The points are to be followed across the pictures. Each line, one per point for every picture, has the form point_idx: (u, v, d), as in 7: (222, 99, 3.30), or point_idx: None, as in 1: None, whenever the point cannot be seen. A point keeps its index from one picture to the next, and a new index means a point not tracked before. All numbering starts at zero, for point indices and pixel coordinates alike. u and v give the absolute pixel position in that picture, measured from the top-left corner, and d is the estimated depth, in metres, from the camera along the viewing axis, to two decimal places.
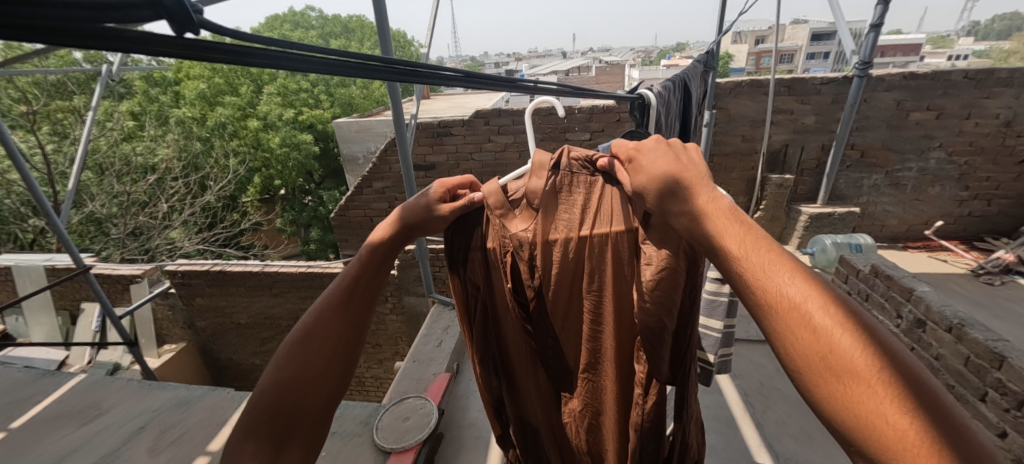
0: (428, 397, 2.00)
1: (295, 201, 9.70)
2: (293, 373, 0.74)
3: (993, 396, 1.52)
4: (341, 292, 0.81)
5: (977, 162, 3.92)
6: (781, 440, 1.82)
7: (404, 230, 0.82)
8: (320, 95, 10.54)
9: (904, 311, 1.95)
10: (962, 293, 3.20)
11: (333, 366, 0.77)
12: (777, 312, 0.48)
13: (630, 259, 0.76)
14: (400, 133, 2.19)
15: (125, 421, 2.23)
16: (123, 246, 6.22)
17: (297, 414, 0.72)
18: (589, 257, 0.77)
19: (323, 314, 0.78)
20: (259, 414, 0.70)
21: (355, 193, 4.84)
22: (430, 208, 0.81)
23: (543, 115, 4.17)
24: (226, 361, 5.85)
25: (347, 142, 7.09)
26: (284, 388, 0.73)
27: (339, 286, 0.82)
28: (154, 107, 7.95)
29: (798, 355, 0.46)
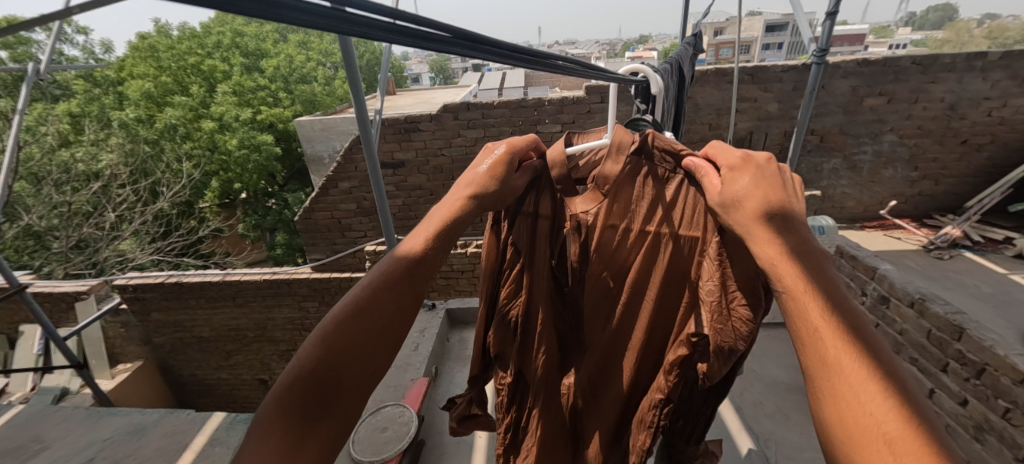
0: (407, 404, 1.91)
1: (258, 204, 9.21)
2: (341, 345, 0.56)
3: (954, 367, 1.62)
4: (397, 269, 0.65)
5: (924, 144, 4.16)
6: (760, 421, 1.86)
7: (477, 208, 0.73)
8: (280, 92, 10.01)
9: (869, 289, 2.03)
10: (915, 268, 3.41)
11: (382, 348, 0.60)
12: (825, 363, 0.44)
13: (686, 260, 0.79)
14: (365, 129, 2.05)
15: (69, 456, 1.94)
16: (67, 260, 5.66)
17: (335, 382, 0.55)
18: (644, 248, 0.81)
19: (380, 292, 0.62)
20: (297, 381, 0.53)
21: (320, 194, 4.62)
22: (506, 186, 0.76)
23: (514, 108, 4.10)
24: (189, 377, 5.50)
25: (311, 142, 6.77)
26: (320, 359, 0.55)
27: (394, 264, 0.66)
28: (92, 108, 7.30)
29: (833, 411, 0.43)
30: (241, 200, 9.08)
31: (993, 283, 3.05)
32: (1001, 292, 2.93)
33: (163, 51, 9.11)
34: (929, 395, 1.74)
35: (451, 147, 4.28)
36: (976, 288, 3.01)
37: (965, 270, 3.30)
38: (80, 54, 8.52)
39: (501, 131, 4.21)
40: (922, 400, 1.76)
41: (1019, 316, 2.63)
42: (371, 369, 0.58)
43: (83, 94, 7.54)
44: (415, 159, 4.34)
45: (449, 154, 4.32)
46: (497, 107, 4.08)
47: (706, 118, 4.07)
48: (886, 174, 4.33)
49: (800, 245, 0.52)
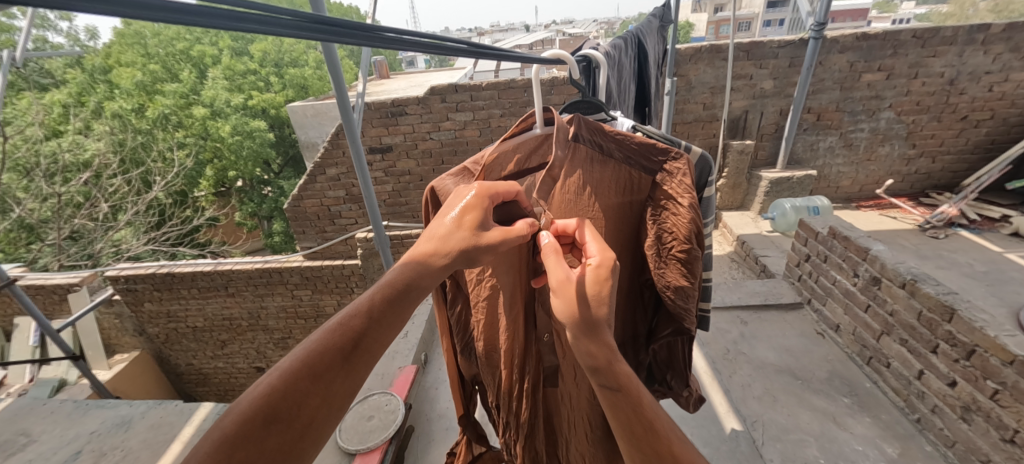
0: (395, 392, 1.89)
1: (252, 192, 9.04)
2: (291, 378, 0.49)
3: (944, 348, 1.58)
4: (359, 309, 0.56)
5: (923, 120, 4.09)
6: (747, 403, 1.85)
7: (444, 251, 0.60)
8: (270, 76, 9.73)
9: (860, 270, 2.00)
10: (909, 247, 3.39)
11: (337, 386, 0.51)
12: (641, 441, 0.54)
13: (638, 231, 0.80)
14: (346, 114, 1.96)
15: (58, 448, 1.92)
16: (62, 252, 5.58)
17: (296, 410, 0.48)
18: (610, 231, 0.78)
19: (332, 332, 0.53)
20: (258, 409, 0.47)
21: (307, 181, 4.53)
22: (462, 229, 0.60)
23: (503, 89, 3.97)
24: (186, 366, 5.54)
25: (303, 128, 6.60)
26: (280, 395, 0.48)
27: (358, 306, 0.56)
28: (84, 98, 7.07)
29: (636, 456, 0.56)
30: (235, 189, 8.84)
31: (985, 261, 3.04)
32: (994, 271, 2.91)
33: (150, 39, 9.19)
34: (918, 376, 1.71)
35: (439, 130, 4.18)
36: (969, 267, 2.99)
37: (959, 249, 3.27)
38: (64, 42, 8.26)
39: (490, 113, 4.09)
40: (911, 381, 1.74)
41: (1010, 294, 2.62)
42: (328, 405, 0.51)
43: (72, 83, 7.26)
44: (403, 143, 4.24)
45: (437, 138, 4.22)
46: (486, 88, 3.94)
47: (700, 97, 3.97)
48: (883, 152, 4.26)
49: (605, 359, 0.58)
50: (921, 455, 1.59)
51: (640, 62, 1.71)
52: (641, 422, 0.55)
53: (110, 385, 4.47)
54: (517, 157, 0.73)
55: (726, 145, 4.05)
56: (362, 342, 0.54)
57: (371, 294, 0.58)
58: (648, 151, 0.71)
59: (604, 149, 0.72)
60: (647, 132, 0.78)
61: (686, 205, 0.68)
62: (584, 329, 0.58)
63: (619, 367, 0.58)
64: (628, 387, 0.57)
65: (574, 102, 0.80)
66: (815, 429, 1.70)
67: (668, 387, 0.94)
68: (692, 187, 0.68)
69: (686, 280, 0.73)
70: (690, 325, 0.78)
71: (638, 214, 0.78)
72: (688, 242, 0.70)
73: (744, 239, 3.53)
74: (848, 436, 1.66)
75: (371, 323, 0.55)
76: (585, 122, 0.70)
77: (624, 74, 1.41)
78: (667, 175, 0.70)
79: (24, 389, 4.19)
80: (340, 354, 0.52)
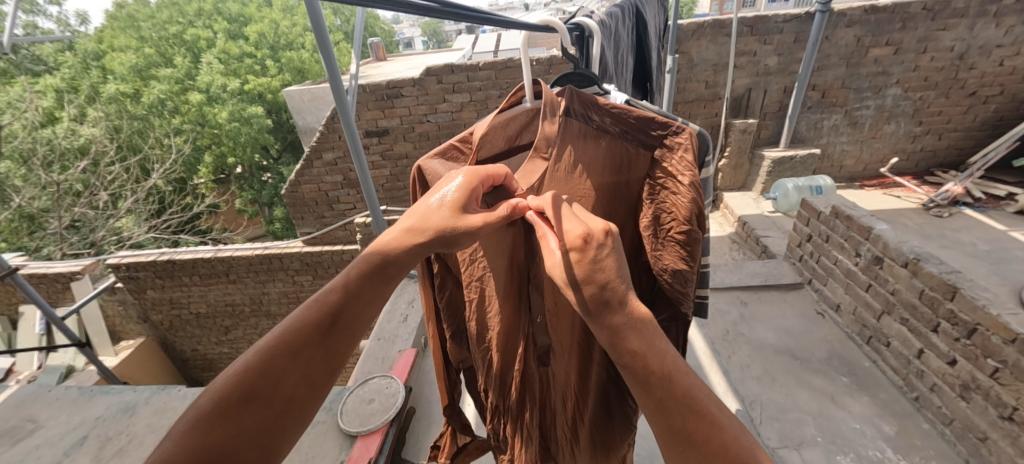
0: (394, 375, 1.89)
1: (252, 179, 8.96)
2: (267, 352, 0.46)
3: (945, 327, 1.56)
4: (337, 290, 0.52)
5: (930, 97, 3.99)
6: (746, 383, 1.86)
7: (426, 232, 0.54)
8: (265, 60, 9.52)
9: (862, 250, 1.97)
10: (912, 226, 3.36)
11: (315, 364, 0.48)
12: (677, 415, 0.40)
13: (634, 207, 0.75)
14: (341, 99, 1.90)
15: (64, 434, 1.92)
16: (64, 241, 5.58)
17: (268, 385, 0.45)
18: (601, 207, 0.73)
19: (309, 313, 0.50)
20: (232, 384, 0.44)
21: (303, 167, 4.48)
22: (444, 208, 0.54)
23: (500, 69, 3.87)
24: (191, 352, 5.63)
25: (300, 114, 6.50)
26: (255, 371, 0.45)
27: (335, 287, 0.52)
28: (78, 83, 6.96)
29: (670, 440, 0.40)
30: (235, 176, 8.77)
31: (989, 240, 3.01)
32: (997, 250, 2.88)
33: (143, 23, 8.99)
34: (917, 355, 1.71)
35: (436, 112, 4.10)
36: (972, 246, 2.97)
37: (963, 227, 3.24)
38: (55, 27, 8.09)
39: (487, 94, 4.01)
40: (911, 360, 1.74)
41: (1013, 273, 2.60)
42: (306, 381, 0.47)
43: (65, 68, 7.12)
44: (400, 126, 4.17)
45: (434, 120, 4.15)
46: (483, 68, 3.84)
47: (702, 75, 3.87)
48: (888, 129, 4.18)
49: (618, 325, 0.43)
50: (918, 433, 1.60)
51: (640, 35, 1.64)
52: (653, 397, 0.41)
53: (117, 371, 4.53)
54: (506, 135, 0.70)
55: (727, 123, 3.97)
56: (339, 318, 0.51)
57: (347, 274, 0.54)
58: (646, 125, 0.67)
59: (597, 124, 0.68)
60: (641, 106, 0.73)
61: (687, 183, 0.65)
62: (593, 303, 0.45)
63: (635, 330, 0.43)
64: (638, 357, 0.42)
65: (567, 74, 0.76)
66: (812, 408, 1.71)
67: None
68: (693, 163, 0.64)
69: (685, 263, 0.70)
70: (687, 310, 0.75)
71: (635, 193, 0.74)
72: (688, 222, 0.67)
73: (745, 220, 3.50)
74: (845, 415, 1.68)
75: (349, 301, 0.51)
76: (577, 95, 0.66)
77: (621, 45, 1.35)
78: (666, 150, 0.67)
79: (33, 376, 4.24)
80: (317, 331, 0.49)
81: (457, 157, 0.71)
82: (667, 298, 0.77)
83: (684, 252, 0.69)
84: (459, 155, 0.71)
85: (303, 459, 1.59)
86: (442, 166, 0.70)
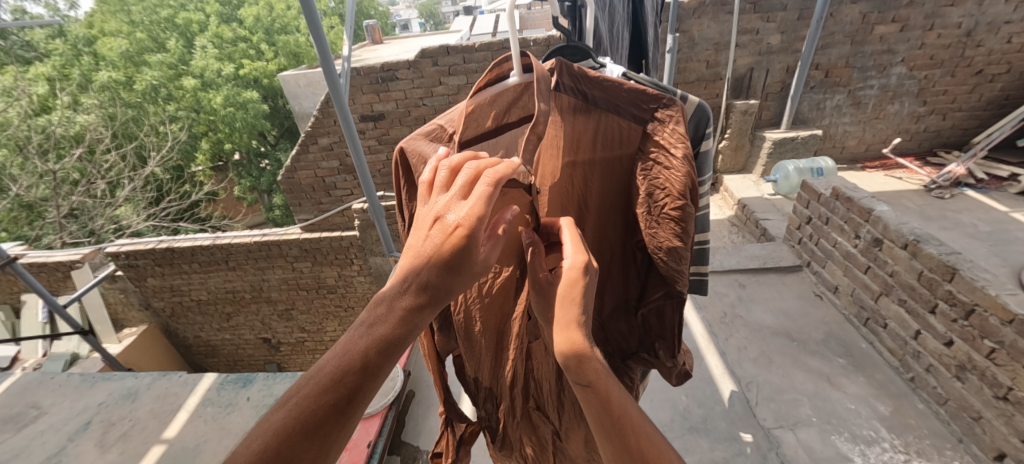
0: (393, 360, 1.88)
1: (250, 166, 8.88)
2: (280, 433, 0.40)
3: (943, 308, 1.56)
4: (355, 355, 0.45)
5: (936, 75, 3.91)
6: (742, 365, 1.87)
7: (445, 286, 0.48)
8: (259, 44, 9.30)
9: (862, 232, 1.96)
10: (913, 207, 3.33)
11: (332, 440, 0.43)
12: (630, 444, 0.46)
13: (627, 181, 0.74)
14: (334, 84, 1.86)
15: (68, 420, 1.94)
16: (63, 229, 5.57)
17: None
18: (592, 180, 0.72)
19: (324, 383, 0.43)
20: None
21: (299, 152, 4.43)
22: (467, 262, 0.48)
23: (496, 50, 3.78)
24: (194, 338, 5.68)
25: (296, 99, 6.39)
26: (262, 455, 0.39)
27: (353, 350, 0.45)
28: (70, 71, 6.78)
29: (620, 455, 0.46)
30: (233, 163, 8.67)
31: (991, 222, 2.99)
32: (998, 231, 2.87)
33: (134, 6, 8.76)
34: (914, 336, 1.71)
35: (432, 96, 4.02)
36: (972, 227, 2.95)
37: (964, 209, 3.21)
38: (43, 12, 7.88)
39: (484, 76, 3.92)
40: (907, 341, 1.75)
41: (1012, 254, 2.59)
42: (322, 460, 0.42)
43: (55, 55, 6.96)
44: (396, 110, 4.10)
45: (431, 104, 4.08)
46: (479, 49, 3.75)
47: (703, 54, 3.78)
48: (892, 109, 4.10)
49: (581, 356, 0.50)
50: (912, 413, 1.61)
51: (635, 8, 1.56)
52: (614, 415, 0.48)
53: (121, 358, 4.58)
54: (494, 111, 0.67)
55: (728, 105, 3.90)
56: (359, 392, 0.44)
57: (365, 332, 0.46)
58: (638, 98, 0.63)
59: (589, 98, 0.65)
60: (638, 79, 0.70)
61: (680, 156, 0.62)
62: (559, 332, 0.51)
63: (595, 367, 0.49)
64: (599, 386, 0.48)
65: (559, 48, 0.72)
66: (808, 389, 1.73)
67: (656, 356, 0.85)
68: (686, 136, 0.61)
69: (678, 241, 0.68)
70: (682, 288, 0.73)
71: (628, 168, 0.72)
72: (682, 198, 0.64)
73: (744, 202, 3.47)
74: (841, 396, 1.69)
75: (370, 369, 0.45)
76: (568, 68, 0.62)
77: (617, 20, 1.31)
78: (658, 124, 0.63)
79: (38, 364, 4.28)
80: (337, 407, 0.43)
81: (446, 137, 0.70)
82: (661, 275, 0.76)
83: (682, 233, 0.67)
84: (447, 137, 0.71)
85: None
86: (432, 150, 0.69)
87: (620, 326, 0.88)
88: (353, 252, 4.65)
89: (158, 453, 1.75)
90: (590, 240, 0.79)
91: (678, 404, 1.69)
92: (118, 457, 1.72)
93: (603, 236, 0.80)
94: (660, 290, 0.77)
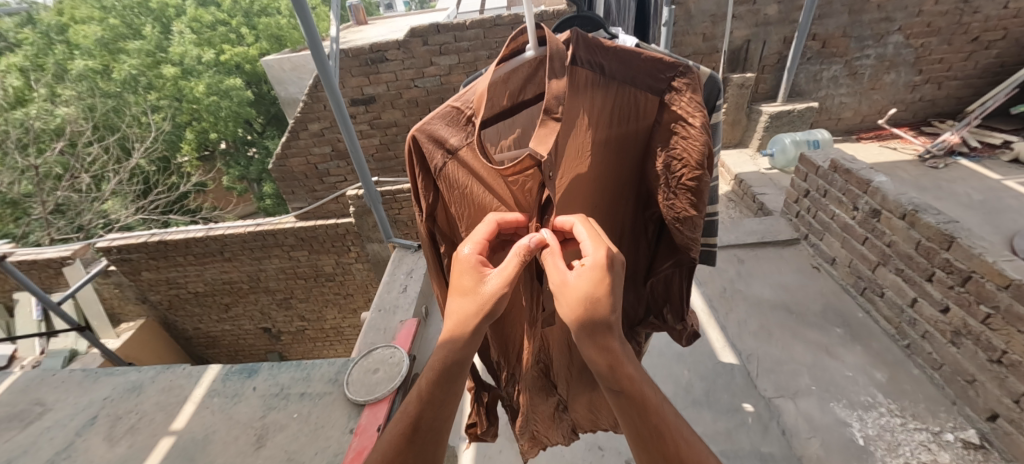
0: (397, 345, 1.87)
1: (238, 155, 8.68)
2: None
3: (940, 276, 1.58)
4: (419, 398, 0.54)
5: (932, 44, 3.87)
6: (742, 338, 1.90)
7: (474, 328, 0.55)
8: (239, 27, 8.96)
9: (860, 203, 1.97)
10: (908, 178, 3.35)
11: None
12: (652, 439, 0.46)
13: (642, 154, 0.72)
14: (323, 65, 1.79)
15: (73, 415, 1.94)
16: (50, 226, 5.45)
17: None
18: (608, 156, 0.70)
19: (397, 427, 0.53)
20: None
21: (289, 139, 4.33)
22: (487, 307, 0.56)
23: (488, 28, 3.66)
24: (193, 330, 5.68)
25: (281, 84, 6.20)
26: None
27: (417, 395, 0.55)
28: (44, 61, 6.52)
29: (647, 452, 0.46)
30: (220, 152, 8.46)
31: (984, 190, 3.02)
32: (991, 199, 2.90)
33: None
34: (911, 304, 1.74)
35: (423, 77, 3.92)
36: (965, 197, 2.98)
37: (958, 178, 3.24)
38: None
39: (476, 55, 3.82)
40: (903, 309, 1.78)
41: (1005, 222, 2.63)
42: None
43: (26, 44, 6.67)
44: (386, 93, 3.99)
45: (422, 85, 3.98)
46: (470, 27, 3.63)
47: (699, 27, 3.70)
48: (888, 79, 4.07)
49: (612, 356, 0.49)
50: (908, 379, 1.66)
51: None
52: (651, 425, 0.47)
53: (121, 352, 4.57)
54: (509, 91, 0.65)
55: (725, 78, 3.85)
56: (424, 425, 0.54)
57: (423, 379, 0.55)
58: (654, 68, 0.62)
59: (606, 71, 0.61)
60: (651, 49, 0.67)
61: (697, 125, 0.61)
62: (587, 331, 0.50)
63: (626, 369, 0.49)
64: (632, 391, 0.48)
65: (568, 19, 0.70)
66: (807, 359, 1.77)
67: (663, 319, 0.89)
68: (702, 104, 0.61)
69: (693, 211, 0.67)
70: (693, 256, 0.74)
71: (644, 140, 0.70)
72: (700, 168, 0.63)
73: (741, 178, 3.46)
74: (839, 365, 1.73)
75: (432, 403, 0.54)
76: (583, 40, 0.58)
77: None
78: (675, 93, 0.62)
79: (37, 361, 4.25)
80: (411, 437, 0.53)
81: (464, 120, 0.67)
82: (673, 244, 0.77)
83: (696, 204, 0.67)
84: (465, 119, 0.67)
85: (314, 428, 1.68)
86: (451, 139, 0.67)
87: (629, 295, 0.90)
88: (348, 239, 4.62)
89: (167, 444, 1.76)
90: (607, 219, 0.78)
91: (681, 379, 1.72)
92: (127, 450, 1.74)
93: (618, 217, 0.80)
94: (671, 259, 0.78)
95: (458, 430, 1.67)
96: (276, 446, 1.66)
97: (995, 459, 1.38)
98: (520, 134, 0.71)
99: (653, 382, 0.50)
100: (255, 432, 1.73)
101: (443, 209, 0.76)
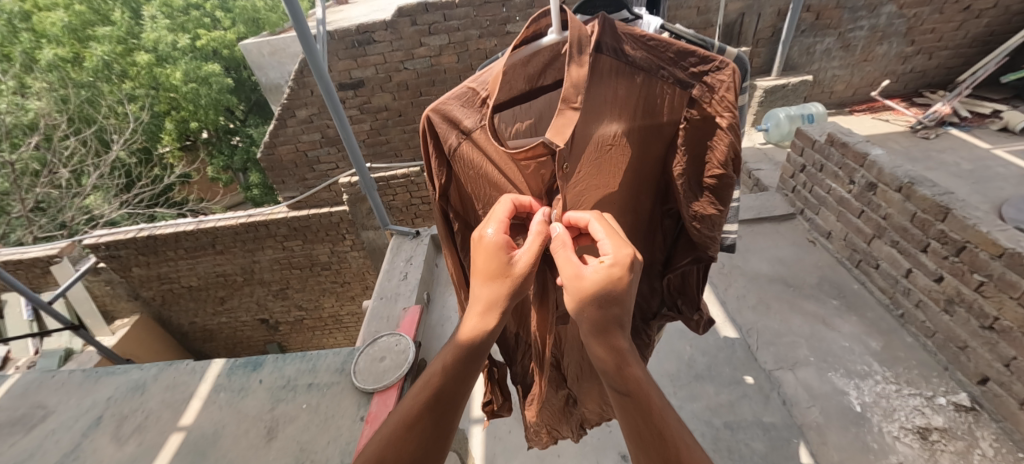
0: (403, 333, 1.88)
1: (221, 144, 8.45)
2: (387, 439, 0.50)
3: (935, 247, 1.62)
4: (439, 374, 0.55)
5: (925, 13, 3.85)
6: (742, 313, 1.94)
7: (499, 306, 0.57)
8: (214, 11, 8.58)
9: (857, 177, 1.99)
10: (900, 149, 3.38)
11: (419, 438, 0.51)
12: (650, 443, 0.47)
13: (666, 148, 0.71)
14: (311, 49, 1.72)
15: (77, 418, 1.93)
16: (31, 224, 5.31)
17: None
18: (629, 147, 0.69)
19: (414, 401, 0.53)
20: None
21: (275, 127, 4.22)
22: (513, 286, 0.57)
23: (478, 5, 3.55)
24: (189, 325, 5.64)
25: (262, 69, 6.00)
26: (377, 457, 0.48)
27: (438, 371, 0.55)
28: (10, 50, 6.20)
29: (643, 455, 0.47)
30: (202, 141, 8.22)
31: (973, 160, 3.06)
32: (980, 168, 2.95)
33: None
34: (905, 275, 1.79)
35: (412, 59, 3.81)
36: (955, 166, 3.02)
37: (948, 148, 3.28)
38: None
39: (466, 35, 3.71)
40: (898, 279, 1.83)
41: (993, 190, 2.68)
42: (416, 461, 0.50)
43: None
44: (375, 76, 3.88)
45: (411, 68, 3.87)
46: (460, 5, 3.52)
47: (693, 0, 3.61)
48: (880, 51, 4.05)
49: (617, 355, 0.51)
50: (902, 346, 1.73)
51: None
52: (654, 429, 0.47)
53: (117, 349, 4.54)
54: (528, 74, 0.63)
55: None
56: (440, 400, 0.54)
57: (445, 354, 0.56)
58: (684, 59, 0.60)
59: (631, 60, 0.61)
60: (677, 31, 0.70)
61: (725, 123, 0.60)
62: (597, 330, 0.52)
63: (632, 369, 0.50)
64: (637, 393, 0.49)
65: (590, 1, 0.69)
66: (805, 331, 1.81)
67: (678, 311, 0.90)
68: (734, 101, 0.58)
69: (715, 208, 0.69)
70: (712, 253, 0.75)
71: (669, 134, 0.69)
72: (723, 166, 0.64)
73: None
74: (836, 335, 1.79)
75: (450, 380, 0.55)
76: (610, 25, 0.58)
77: None
78: (705, 87, 0.61)
79: (32, 362, 4.20)
80: (427, 411, 0.52)
81: (478, 103, 0.66)
82: (692, 242, 0.77)
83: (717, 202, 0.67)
84: (480, 101, 0.65)
85: (324, 417, 1.70)
86: (466, 122, 0.66)
87: (643, 288, 0.91)
88: (342, 228, 4.57)
89: (177, 440, 1.77)
90: (625, 212, 0.77)
91: (683, 355, 1.76)
92: (136, 448, 1.74)
93: (638, 211, 0.80)
94: (689, 256, 0.79)
95: (466, 413, 1.70)
96: (287, 437, 1.68)
97: (985, 419, 1.45)
98: (538, 119, 0.73)
99: (661, 389, 0.50)
100: (265, 424, 1.74)
101: (455, 190, 0.75)
